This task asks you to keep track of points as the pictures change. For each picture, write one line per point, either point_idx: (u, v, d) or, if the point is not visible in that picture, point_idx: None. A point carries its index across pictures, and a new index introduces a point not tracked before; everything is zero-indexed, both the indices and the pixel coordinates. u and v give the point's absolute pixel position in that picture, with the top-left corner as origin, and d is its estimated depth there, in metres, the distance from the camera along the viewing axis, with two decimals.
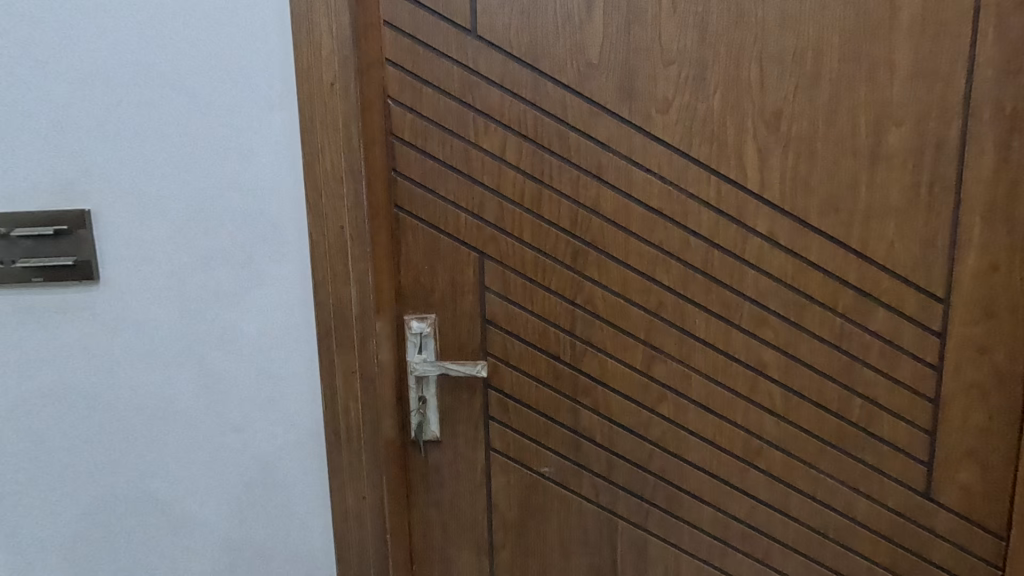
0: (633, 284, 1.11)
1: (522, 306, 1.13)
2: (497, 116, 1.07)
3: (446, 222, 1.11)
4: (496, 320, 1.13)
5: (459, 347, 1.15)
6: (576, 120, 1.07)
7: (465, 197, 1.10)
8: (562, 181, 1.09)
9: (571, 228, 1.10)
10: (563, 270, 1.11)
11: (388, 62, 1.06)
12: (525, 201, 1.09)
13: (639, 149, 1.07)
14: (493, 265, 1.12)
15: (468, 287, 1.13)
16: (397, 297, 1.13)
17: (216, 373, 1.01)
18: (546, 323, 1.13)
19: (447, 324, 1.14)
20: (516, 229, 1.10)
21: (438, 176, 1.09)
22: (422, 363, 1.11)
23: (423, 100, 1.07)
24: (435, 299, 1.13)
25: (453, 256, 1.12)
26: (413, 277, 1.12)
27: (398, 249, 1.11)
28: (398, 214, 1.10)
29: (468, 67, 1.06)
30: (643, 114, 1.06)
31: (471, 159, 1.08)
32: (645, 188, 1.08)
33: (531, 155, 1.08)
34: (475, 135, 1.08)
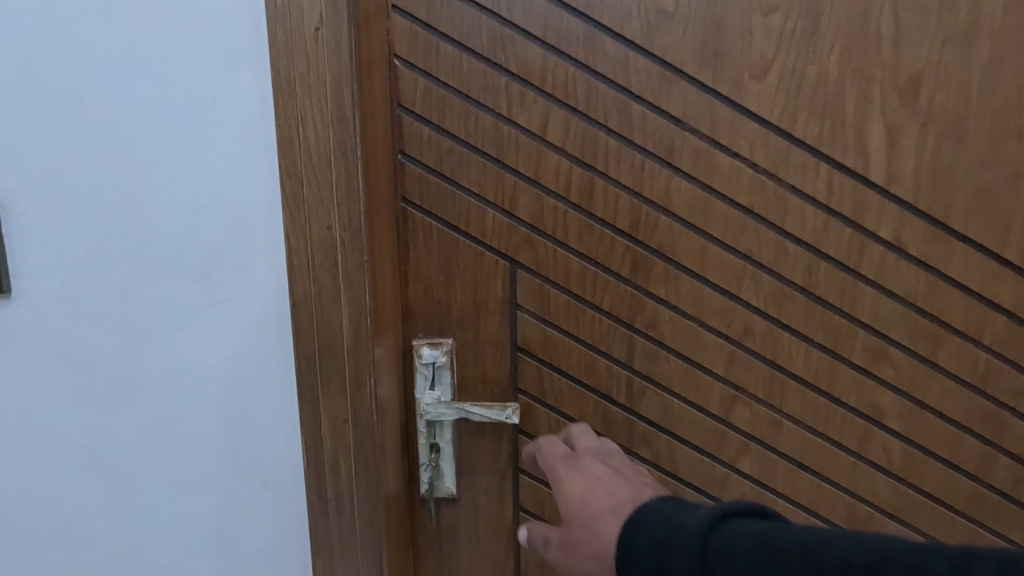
0: (709, 303, 0.86)
1: (564, 330, 0.87)
2: (538, 82, 0.81)
3: (468, 220, 0.85)
4: (531, 347, 0.88)
5: (483, 382, 0.90)
6: (641, 88, 0.81)
7: (493, 188, 0.84)
8: (621, 169, 0.83)
9: (631, 230, 0.84)
10: (618, 285, 0.86)
11: (395, 9, 0.80)
12: (572, 195, 0.84)
13: (725, 127, 0.81)
14: (528, 278, 0.86)
15: (495, 305, 0.87)
16: (405, 318, 0.88)
17: (170, 416, 0.77)
18: (594, 352, 0.88)
19: (468, 351, 0.89)
20: (559, 231, 0.85)
21: (459, 161, 0.84)
22: (436, 403, 0.87)
23: (441, 61, 0.81)
24: (453, 320, 0.88)
25: (477, 265, 0.87)
26: (425, 291, 0.88)
27: (406, 255, 0.86)
28: (407, 209, 0.85)
29: (501, 16, 0.80)
30: (732, 80, 0.80)
31: (501, 138, 0.83)
32: (731, 179, 0.82)
33: (582, 134, 0.82)
34: (507, 107, 0.82)
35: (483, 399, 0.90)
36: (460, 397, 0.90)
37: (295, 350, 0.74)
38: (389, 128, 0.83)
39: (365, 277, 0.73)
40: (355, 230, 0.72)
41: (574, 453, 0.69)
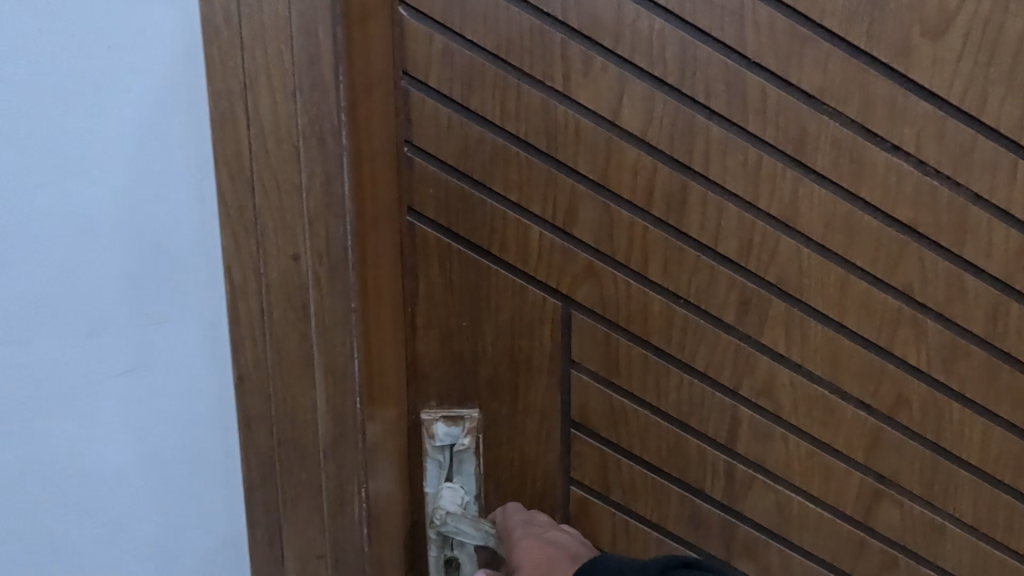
0: (847, 361, 0.60)
1: (636, 397, 0.62)
2: (610, 41, 0.56)
3: (504, 242, 0.60)
4: (590, 421, 0.62)
5: (521, 468, 0.63)
6: (761, 50, 0.55)
7: (541, 195, 0.59)
8: (727, 169, 0.57)
9: (738, 257, 0.59)
10: (716, 333, 0.60)
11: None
12: (655, 206, 0.58)
13: (882, 110, 0.56)
14: (588, 323, 0.61)
15: (542, 361, 0.61)
16: (412, 380, 0.61)
17: (32, 555, 0.47)
18: (679, 426, 0.62)
19: (501, 425, 0.63)
20: (634, 258, 0.59)
21: (491, 155, 0.58)
22: (456, 505, 0.62)
23: (469, 9, 0.56)
24: (480, 382, 0.62)
25: (515, 305, 0.61)
26: (441, 340, 0.61)
27: (414, 290, 0.60)
28: (415, 224, 0.59)
29: None
30: (895, 41, 0.55)
31: (554, 124, 0.57)
32: (886, 184, 0.57)
33: (671, 118, 0.57)
34: (564, 78, 0.57)
35: (521, 494, 0.64)
36: (489, 492, 0.64)
37: (241, 454, 0.47)
38: (388, 108, 0.57)
39: (353, 336, 0.47)
40: (336, 263, 0.45)
41: (541, 525, 0.60)
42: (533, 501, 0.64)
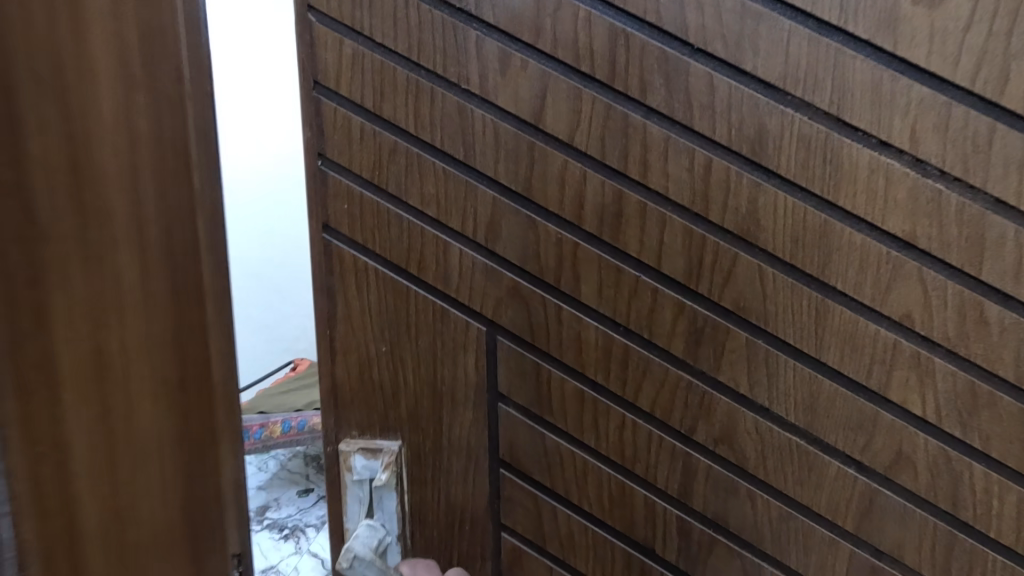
0: (827, 406, 0.49)
1: (572, 438, 0.54)
2: (530, 34, 0.49)
3: (422, 261, 0.54)
4: (520, 461, 0.55)
5: (448, 510, 0.57)
6: (706, 34, 0.47)
7: (459, 209, 0.53)
8: (670, 177, 0.49)
9: (686, 278, 0.50)
10: (663, 368, 0.51)
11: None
12: (586, 220, 0.51)
13: (863, 97, 0.45)
14: (515, 352, 0.54)
15: (465, 394, 0.55)
16: (332, 407, 0.58)
17: None
18: (623, 473, 0.54)
19: (424, 461, 0.57)
20: (564, 279, 0.52)
21: (407, 166, 0.53)
22: (372, 549, 0.57)
23: (378, 11, 0.51)
24: (401, 413, 0.57)
25: (437, 329, 0.55)
26: (360, 366, 0.57)
27: (331, 312, 0.57)
28: (331, 243, 0.56)
29: None
30: (878, 11, 0.44)
31: (472, 130, 0.52)
32: (872, 188, 0.46)
33: (601, 119, 0.49)
34: (481, 78, 0.51)
35: (448, 538, 0.58)
36: (413, 533, 0.58)
37: None
38: (302, 121, 0.54)
39: None
40: None
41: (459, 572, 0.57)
42: (461, 548, 0.58)
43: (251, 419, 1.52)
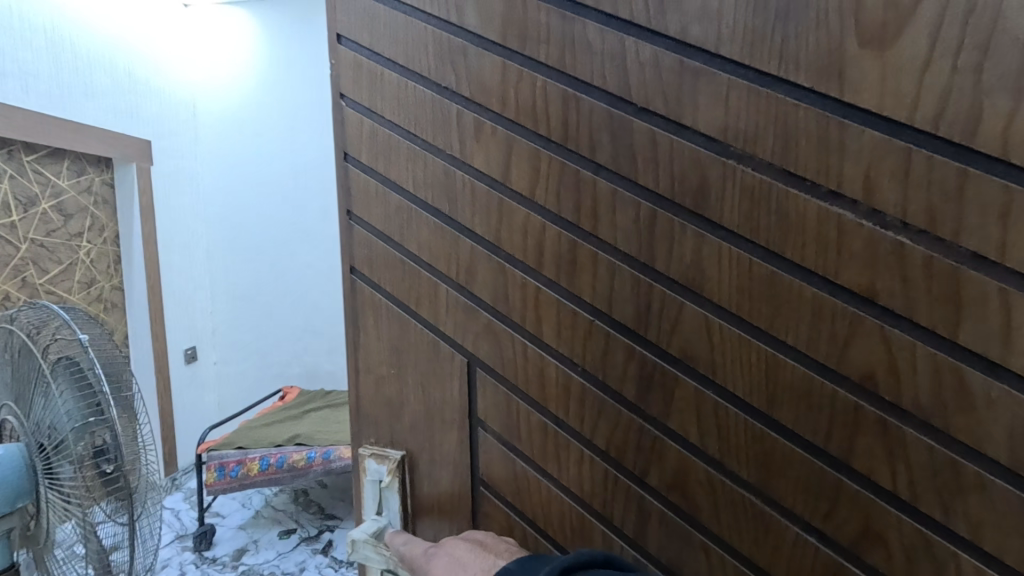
0: (782, 467, 0.46)
1: (538, 466, 0.59)
2: (498, 104, 0.56)
3: (418, 298, 0.64)
4: (496, 481, 0.62)
5: (439, 516, 0.66)
6: (648, 93, 0.49)
7: (445, 255, 0.61)
8: (617, 228, 0.51)
9: (635, 325, 0.51)
10: (616, 410, 0.53)
11: (341, 39, 0.65)
12: (545, 267, 0.55)
13: (809, 146, 0.43)
14: (490, 382, 0.60)
15: (450, 415, 0.63)
16: (356, 415, 0.71)
17: None
18: (582, 506, 0.57)
19: (422, 470, 0.66)
20: (528, 320, 0.57)
21: (406, 219, 0.64)
22: (370, 533, 0.65)
23: (385, 94, 0.63)
24: (404, 427, 0.67)
25: (429, 358, 0.64)
26: (375, 384, 0.69)
27: (356, 337, 0.70)
28: (355, 281, 0.69)
29: (450, 22, 0.58)
30: (823, 56, 0.42)
31: (453, 188, 0.60)
32: (824, 241, 0.43)
33: (557, 176, 0.54)
34: (460, 144, 0.59)
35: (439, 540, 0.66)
36: (416, 531, 0.68)
37: None
38: (338, 185, 0.68)
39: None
40: None
41: None
42: None
43: (231, 454, 2.03)
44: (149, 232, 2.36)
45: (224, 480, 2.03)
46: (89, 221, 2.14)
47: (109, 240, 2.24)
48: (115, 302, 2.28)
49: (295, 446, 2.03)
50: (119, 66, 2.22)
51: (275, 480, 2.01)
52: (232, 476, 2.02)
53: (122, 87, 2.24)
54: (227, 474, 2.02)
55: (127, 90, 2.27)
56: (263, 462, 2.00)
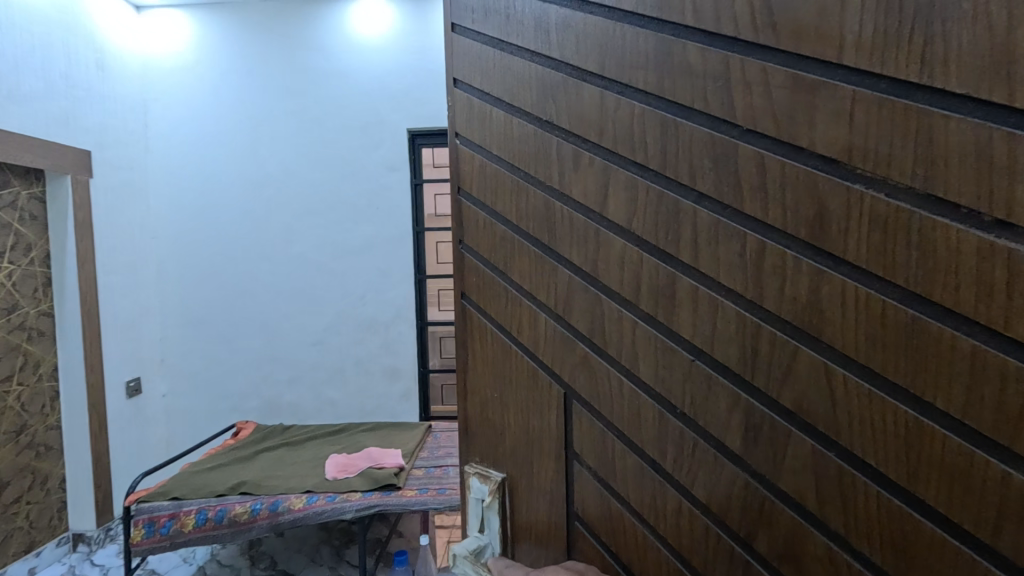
0: (930, 560, 0.37)
1: (633, 509, 0.56)
2: (597, 135, 0.55)
3: (521, 326, 0.65)
4: (592, 517, 0.60)
5: (537, 542, 0.66)
6: (755, 114, 0.44)
7: (544, 286, 0.62)
8: (720, 261, 0.47)
9: (739, 368, 0.46)
10: (719, 462, 0.48)
11: (458, 82, 0.70)
12: (642, 301, 0.53)
13: (964, 164, 0.35)
14: (586, 417, 0.59)
15: (547, 446, 0.63)
16: (464, 436, 0.74)
17: None
18: (680, 560, 0.52)
19: (522, 495, 0.67)
20: (625, 355, 0.55)
21: (510, 249, 0.66)
22: (469, 550, 0.70)
23: (494, 131, 0.66)
24: (506, 450, 0.69)
25: (529, 386, 0.65)
26: (481, 406, 0.71)
27: (464, 360, 0.73)
28: (466, 305, 0.72)
29: (553, 60, 0.59)
30: (981, 56, 0.33)
31: (552, 221, 0.60)
32: (986, 282, 0.34)
33: (654, 207, 0.51)
34: (561, 176, 0.59)
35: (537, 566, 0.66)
36: (516, 555, 0.69)
37: None
38: (453, 216, 0.73)
39: None
40: None
41: None
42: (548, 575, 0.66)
43: (167, 510, 2.75)
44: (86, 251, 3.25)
45: (155, 538, 2.72)
46: (14, 240, 2.93)
47: (37, 260, 3.08)
48: (43, 330, 3.09)
49: (238, 498, 2.75)
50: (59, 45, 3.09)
51: (212, 531, 2.71)
52: (163, 534, 2.72)
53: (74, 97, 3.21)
54: (159, 531, 2.71)
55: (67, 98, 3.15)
56: (200, 516, 2.71)
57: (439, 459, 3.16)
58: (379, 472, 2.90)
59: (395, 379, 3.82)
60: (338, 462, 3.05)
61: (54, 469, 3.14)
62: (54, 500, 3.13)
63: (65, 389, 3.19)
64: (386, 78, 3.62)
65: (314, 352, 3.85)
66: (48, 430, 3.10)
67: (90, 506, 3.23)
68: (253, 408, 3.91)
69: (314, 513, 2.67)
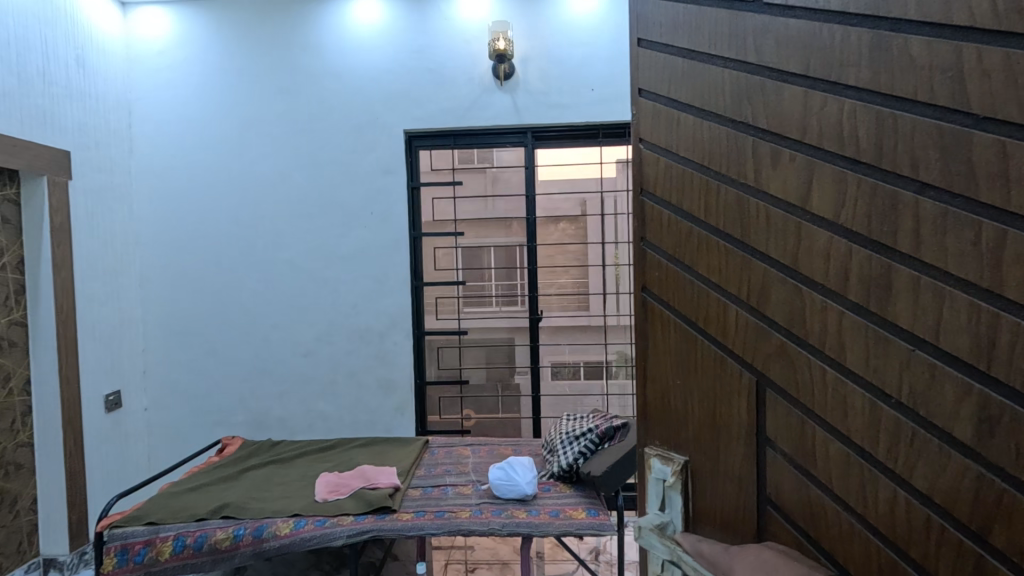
0: None
1: (834, 495, 0.64)
2: (795, 130, 0.66)
3: (707, 316, 0.78)
4: (786, 497, 0.71)
5: (721, 522, 0.79)
6: (989, 102, 0.49)
7: (737, 279, 0.74)
8: (948, 250, 0.52)
9: (973, 358, 0.51)
10: (945, 453, 0.53)
11: (643, 93, 0.87)
12: (852, 291, 0.61)
13: None
14: (781, 402, 0.70)
15: (737, 430, 0.75)
16: (642, 418, 0.90)
17: None
18: (880, 539, 0.60)
19: (707, 480, 0.80)
20: (829, 344, 0.63)
21: (698, 247, 0.78)
22: (654, 524, 0.85)
23: (681, 131, 0.80)
24: (689, 432, 0.82)
25: (716, 371, 0.77)
26: (660, 393, 0.86)
27: (642, 352, 0.89)
28: (645, 297, 0.88)
29: (751, 64, 0.71)
30: None
31: (747, 221, 0.72)
32: None
33: (866, 197, 0.59)
34: (755, 171, 0.71)
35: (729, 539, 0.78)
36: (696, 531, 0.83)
37: None
38: (636, 214, 0.88)
39: None
40: None
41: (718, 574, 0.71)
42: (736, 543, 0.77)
43: (141, 538, 2.55)
44: (63, 259, 3.09)
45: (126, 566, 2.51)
46: None
47: (9, 266, 2.92)
48: (14, 340, 2.92)
49: (222, 525, 2.57)
50: (36, 40, 2.97)
51: (192, 560, 2.51)
52: (136, 562, 2.52)
53: (51, 94, 3.06)
54: (131, 559, 2.52)
55: (43, 97, 3.01)
56: (178, 543, 2.52)
57: (438, 478, 3.04)
58: (371, 494, 2.73)
59: (389, 393, 3.67)
60: (327, 482, 2.90)
61: (21, 489, 2.95)
62: (23, 523, 2.97)
63: (39, 409, 3.01)
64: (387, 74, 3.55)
65: (304, 363, 3.69)
66: (16, 449, 2.91)
67: (63, 528, 3.06)
68: (242, 422, 3.73)
69: (302, 539, 2.50)
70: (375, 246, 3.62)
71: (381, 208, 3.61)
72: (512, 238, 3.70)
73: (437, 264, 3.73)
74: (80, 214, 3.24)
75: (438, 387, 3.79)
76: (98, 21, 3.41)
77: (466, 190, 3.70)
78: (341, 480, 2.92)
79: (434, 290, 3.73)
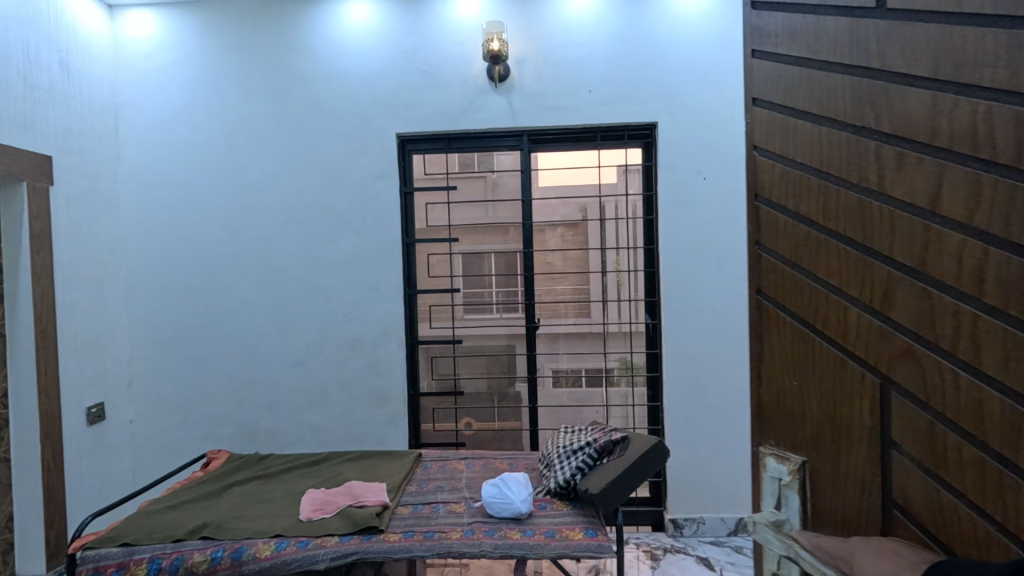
0: None
1: (969, 501, 0.82)
2: (924, 134, 0.85)
3: (826, 318, 1.02)
4: (911, 498, 0.90)
5: (839, 520, 1.01)
6: None
7: (858, 283, 0.96)
8: None
9: None
10: None
11: (756, 101, 1.14)
12: (990, 295, 0.77)
13: None
14: (907, 404, 0.90)
15: (859, 432, 0.97)
16: (757, 417, 1.18)
17: None
18: (987, 522, 0.79)
19: (826, 484, 1.04)
20: (960, 347, 0.81)
21: (812, 251, 1.04)
22: (769, 520, 1.12)
23: (798, 135, 1.05)
24: (808, 426, 1.06)
25: (835, 369, 1.01)
26: (776, 392, 1.12)
27: (757, 351, 1.16)
28: (759, 297, 1.16)
29: (883, 72, 0.91)
30: None
31: (869, 227, 0.94)
32: None
33: (1002, 199, 0.76)
34: (881, 173, 0.92)
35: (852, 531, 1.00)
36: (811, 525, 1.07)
37: None
38: (753, 216, 1.16)
39: None
40: None
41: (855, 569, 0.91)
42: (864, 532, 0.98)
43: (112, 560, 2.38)
44: (41, 265, 2.96)
45: None
46: None
47: None
48: None
49: (200, 548, 2.41)
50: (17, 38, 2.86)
51: None
52: None
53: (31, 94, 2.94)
54: None
55: (24, 98, 2.89)
56: (151, 565, 2.34)
57: (428, 494, 2.87)
58: (358, 512, 2.57)
59: (383, 406, 3.51)
60: (313, 499, 2.73)
61: None
62: None
63: (15, 423, 2.88)
64: (384, 73, 3.41)
65: (295, 375, 3.53)
66: None
67: (39, 548, 2.92)
68: (229, 435, 3.57)
69: (281, 561, 2.32)
70: (367, 252, 3.47)
71: (371, 214, 3.46)
72: (512, 244, 3.56)
73: (431, 271, 3.60)
74: (61, 219, 3.11)
75: (434, 398, 3.64)
76: (85, 20, 3.31)
77: (464, 194, 3.57)
78: (327, 498, 2.75)
79: (429, 298, 3.60)
